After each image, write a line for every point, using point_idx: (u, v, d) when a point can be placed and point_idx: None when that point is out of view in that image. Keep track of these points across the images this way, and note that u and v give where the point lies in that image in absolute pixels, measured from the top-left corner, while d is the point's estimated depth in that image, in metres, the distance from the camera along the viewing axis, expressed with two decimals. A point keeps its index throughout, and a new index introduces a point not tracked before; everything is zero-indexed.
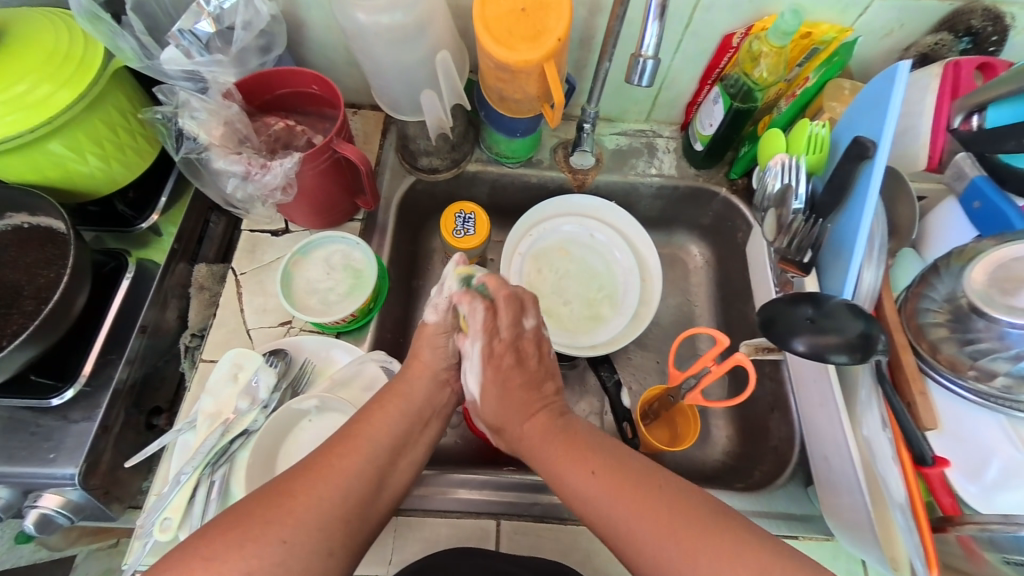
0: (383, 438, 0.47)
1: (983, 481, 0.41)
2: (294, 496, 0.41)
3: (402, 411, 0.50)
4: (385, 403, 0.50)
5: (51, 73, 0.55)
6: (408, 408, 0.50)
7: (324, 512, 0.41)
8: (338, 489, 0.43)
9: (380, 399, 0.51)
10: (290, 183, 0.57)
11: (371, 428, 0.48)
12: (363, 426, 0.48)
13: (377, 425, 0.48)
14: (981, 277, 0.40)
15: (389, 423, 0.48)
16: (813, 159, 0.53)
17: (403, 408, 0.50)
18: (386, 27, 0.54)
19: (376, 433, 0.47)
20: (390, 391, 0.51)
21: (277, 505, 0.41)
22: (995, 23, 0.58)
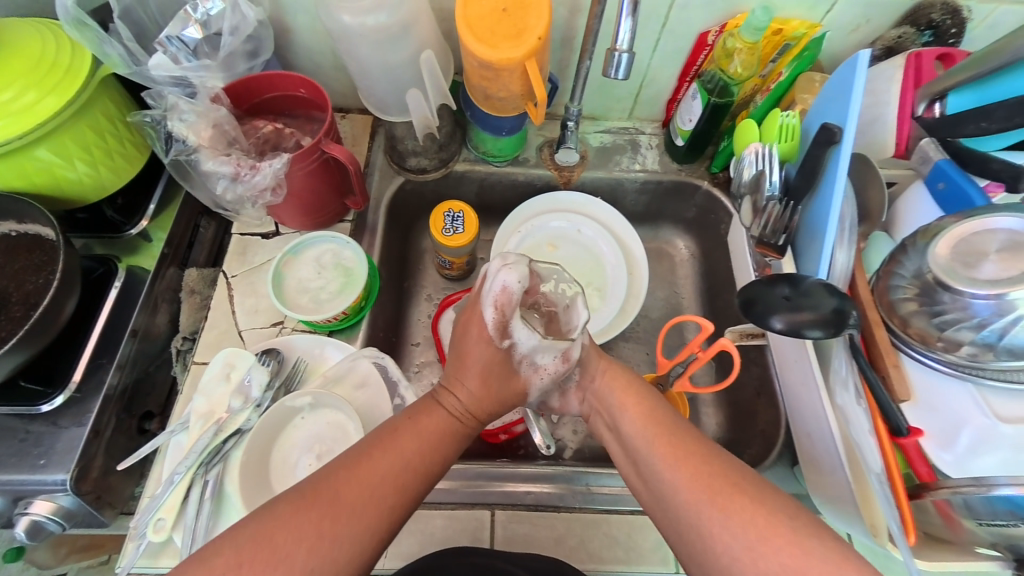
0: (420, 461, 0.46)
1: (954, 449, 0.42)
2: (335, 516, 0.41)
3: (438, 434, 0.49)
4: (424, 423, 0.49)
5: (37, 80, 0.56)
6: (450, 428, 0.50)
7: (358, 540, 0.41)
8: (377, 517, 0.42)
9: (416, 417, 0.49)
10: (279, 184, 0.59)
11: (417, 445, 0.47)
12: (411, 438, 0.47)
13: (421, 445, 0.47)
14: (945, 252, 0.42)
15: (434, 446, 0.48)
16: (785, 147, 0.55)
17: (441, 431, 0.49)
18: (371, 29, 0.56)
19: (422, 451, 0.47)
20: (425, 412, 0.50)
21: (311, 518, 0.40)
22: (953, 16, 0.61)
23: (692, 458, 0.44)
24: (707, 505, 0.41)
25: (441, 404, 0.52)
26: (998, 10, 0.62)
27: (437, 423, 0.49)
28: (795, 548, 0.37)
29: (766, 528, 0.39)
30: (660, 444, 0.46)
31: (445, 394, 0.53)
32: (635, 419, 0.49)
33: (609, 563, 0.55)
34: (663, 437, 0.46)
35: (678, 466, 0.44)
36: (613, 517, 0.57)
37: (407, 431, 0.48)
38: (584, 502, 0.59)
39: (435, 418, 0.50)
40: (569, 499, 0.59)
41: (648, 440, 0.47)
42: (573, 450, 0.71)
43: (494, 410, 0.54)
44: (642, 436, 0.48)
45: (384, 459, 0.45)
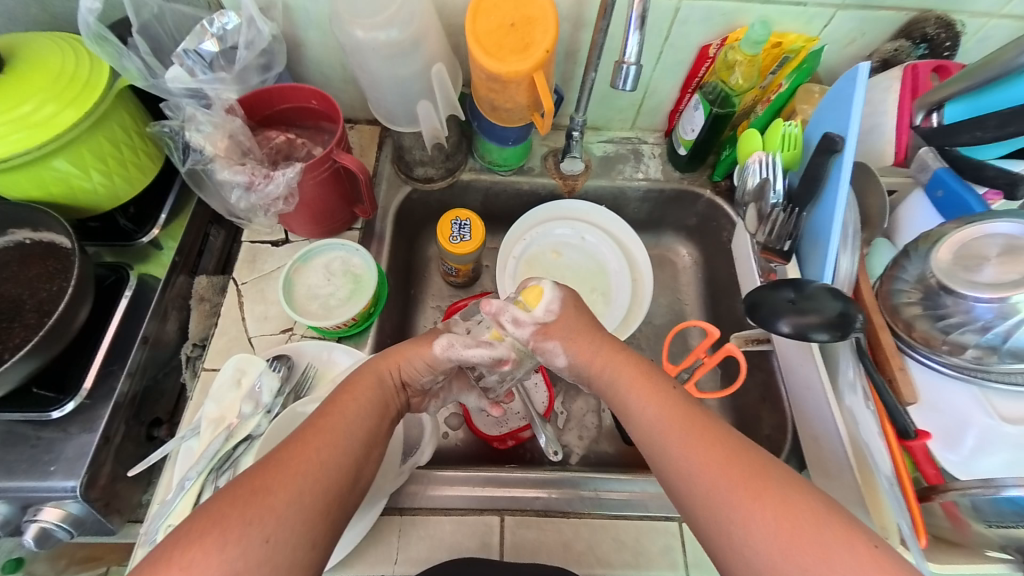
0: (355, 430, 0.44)
1: (960, 450, 0.43)
2: (271, 484, 0.38)
3: (368, 398, 0.47)
4: (350, 391, 0.47)
5: (56, 94, 0.57)
6: (384, 392, 0.49)
7: (295, 510, 0.37)
8: (314, 484, 0.39)
9: (343, 387, 0.48)
10: (291, 193, 0.60)
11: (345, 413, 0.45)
12: (347, 405, 0.45)
13: (353, 407, 0.45)
14: (946, 256, 0.43)
15: (360, 407, 0.46)
16: (788, 155, 0.57)
17: (372, 396, 0.47)
18: (382, 43, 0.57)
19: (355, 418, 0.45)
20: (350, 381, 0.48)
21: (250, 493, 0.37)
22: (947, 30, 0.63)
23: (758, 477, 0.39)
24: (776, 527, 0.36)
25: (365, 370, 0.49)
26: (988, 24, 0.64)
27: (365, 384, 0.48)
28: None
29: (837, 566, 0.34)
30: (704, 448, 0.41)
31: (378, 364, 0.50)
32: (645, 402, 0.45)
33: (617, 568, 0.55)
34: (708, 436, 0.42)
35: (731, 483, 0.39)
36: (621, 522, 0.58)
37: (340, 401, 0.46)
38: (593, 507, 0.59)
39: (366, 381, 0.48)
40: (577, 504, 0.59)
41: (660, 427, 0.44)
42: (579, 456, 0.72)
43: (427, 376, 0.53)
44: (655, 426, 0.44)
45: (318, 432, 0.42)
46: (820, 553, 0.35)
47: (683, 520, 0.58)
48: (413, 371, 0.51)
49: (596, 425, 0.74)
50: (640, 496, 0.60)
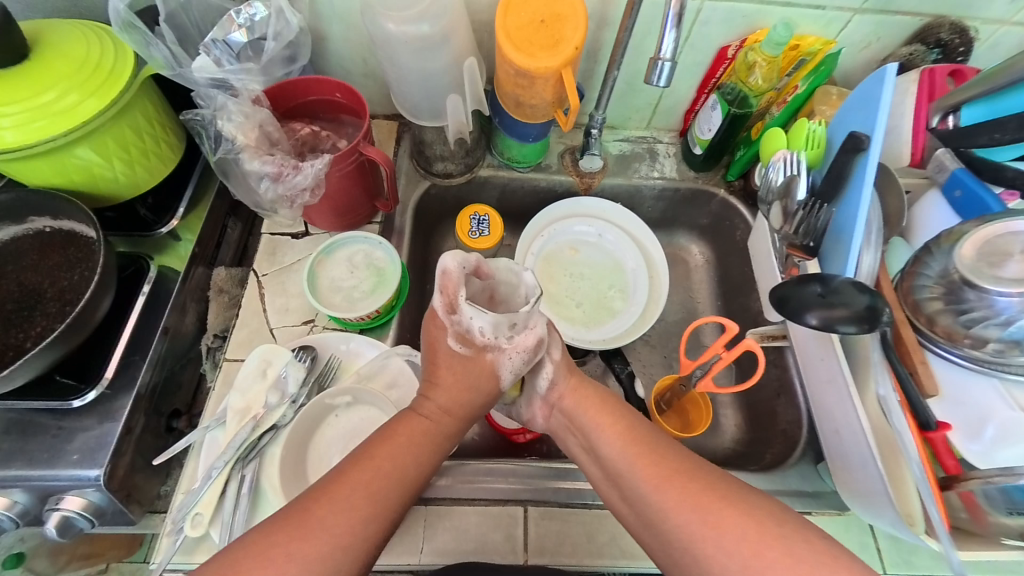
0: (398, 468, 0.47)
1: (982, 440, 0.45)
2: (323, 510, 0.43)
3: (419, 439, 0.50)
4: (401, 430, 0.50)
5: (79, 82, 0.57)
6: (430, 434, 0.51)
7: (331, 559, 0.41)
8: (355, 525, 0.43)
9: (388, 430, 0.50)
10: (318, 184, 0.60)
11: (393, 457, 0.47)
12: (397, 447, 0.48)
13: (407, 449, 0.49)
14: (969, 253, 0.45)
15: (410, 451, 0.49)
16: (812, 154, 0.58)
17: (422, 436, 0.50)
18: (412, 37, 0.58)
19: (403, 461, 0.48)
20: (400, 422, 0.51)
21: (305, 517, 0.42)
22: (960, 36, 0.65)
23: (678, 473, 0.46)
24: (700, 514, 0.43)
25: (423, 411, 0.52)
26: (999, 31, 0.66)
27: (419, 427, 0.51)
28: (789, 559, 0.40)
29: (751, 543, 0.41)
30: (679, 494, 0.45)
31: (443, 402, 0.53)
32: (614, 440, 0.51)
33: (640, 558, 0.56)
34: (671, 471, 0.46)
35: (666, 486, 0.45)
36: None
37: (388, 440, 0.49)
38: None
39: (412, 423, 0.51)
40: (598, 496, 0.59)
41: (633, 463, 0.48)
42: None
43: (466, 399, 0.54)
44: (624, 460, 0.49)
45: (375, 461, 0.47)
46: (785, 553, 0.40)
47: None
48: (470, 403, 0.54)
49: None
50: None
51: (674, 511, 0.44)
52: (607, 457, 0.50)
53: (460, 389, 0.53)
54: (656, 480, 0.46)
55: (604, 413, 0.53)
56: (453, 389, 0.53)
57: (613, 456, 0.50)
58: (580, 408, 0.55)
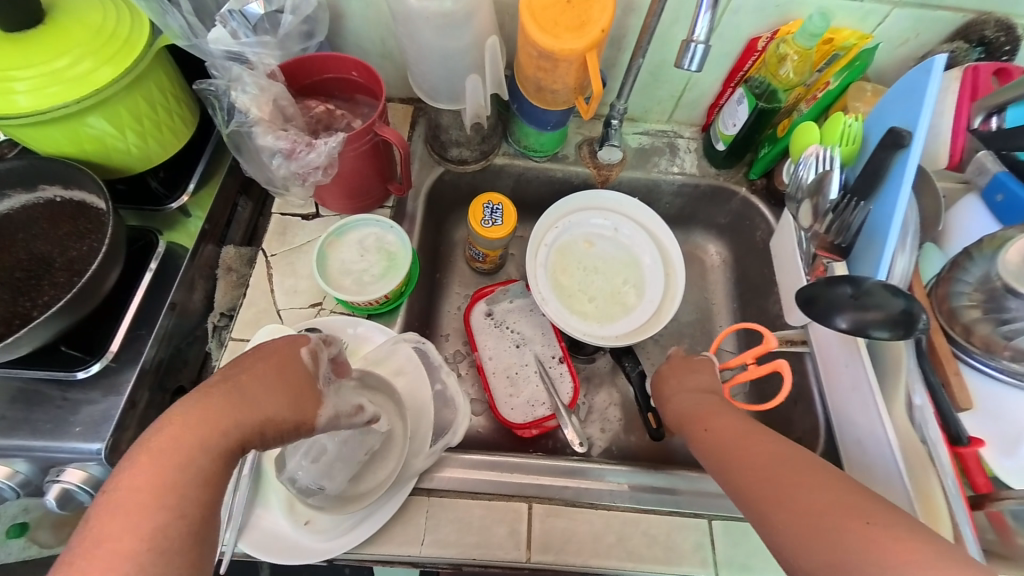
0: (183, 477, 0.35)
1: (1017, 457, 0.43)
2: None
3: (200, 435, 0.36)
4: (161, 442, 0.35)
5: (94, 49, 0.56)
6: (221, 430, 0.37)
7: None
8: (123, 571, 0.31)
9: (154, 438, 0.36)
10: (331, 163, 0.59)
11: (165, 469, 0.34)
12: (165, 453, 0.35)
13: (175, 455, 0.35)
14: (1015, 258, 0.43)
15: (182, 458, 0.35)
16: (846, 150, 0.56)
17: (204, 431, 0.36)
18: (434, 13, 0.56)
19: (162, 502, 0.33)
20: (173, 424, 0.36)
21: None
22: (1006, 33, 0.61)
23: (746, 448, 0.42)
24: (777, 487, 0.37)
25: (182, 417, 0.36)
26: None
27: (180, 443, 0.35)
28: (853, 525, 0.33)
29: (808, 514, 0.35)
30: (746, 467, 0.41)
31: (231, 398, 0.39)
32: (707, 429, 0.47)
33: (647, 561, 0.55)
34: (739, 447, 0.43)
35: (736, 463, 0.42)
36: (652, 516, 0.57)
37: (152, 451, 0.35)
38: (625, 500, 0.58)
39: (183, 423, 0.36)
40: (603, 496, 0.58)
41: (733, 442, 0.43)
42: (602, 449, 0.72)
43: (261, 402, 0.40)
44: (712, 447, 0.45)
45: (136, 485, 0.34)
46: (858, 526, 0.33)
47: (714, 519, 0.57)
48: (270, 413, 0.40)
49: (619, 417, 0.74)
50: (669, 492, 0.59)
51: (741, 486, 0.40)
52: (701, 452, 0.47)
53: (264, 389, 0.41)
54: (729, 458, 0.43)
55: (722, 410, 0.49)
56: (223, 392, 0.39)
57: (702, 433, 0.48)
58: (694, 409, 0.52)
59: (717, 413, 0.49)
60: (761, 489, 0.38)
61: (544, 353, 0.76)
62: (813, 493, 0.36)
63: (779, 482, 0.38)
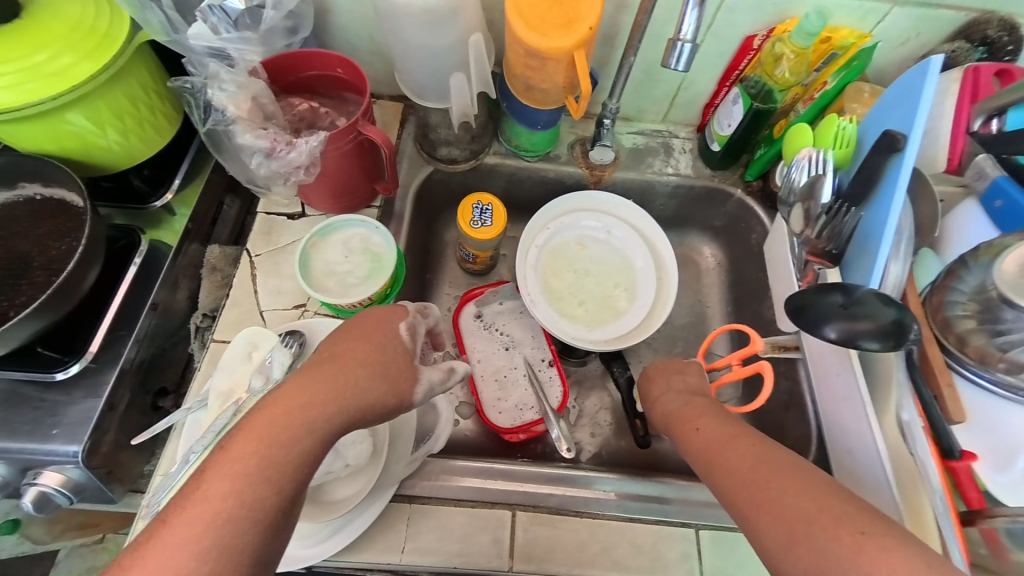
0: (294, 435, 0.40)
1: (1010, 473, 0.42)
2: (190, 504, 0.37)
3: (317, 403, 0.42)
4: (285, 401, 0.41)
5: (74, 44, 0.54)
6: (335, 401, 0.42)
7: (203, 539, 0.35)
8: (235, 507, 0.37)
9: (280, 395, 0.42)
10: (313, 162, 0.58)
11: (280, 426, 0.40)
12: (285, 411, 0.41)
13: (291, 416, 0.40)
14: (1012, 268, 0.41)
15: (296, 418, 0.40)
16: (840, 154, 0.54)
17: (323, 398, 0.42)
18: (418, 9, 0.54)
19: (270, 460, 0.38)
20: (299, 386, 0.42)
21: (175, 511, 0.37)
22: (1009, 33, 0.60)
23: (732, 450, 0.43)
24: (763, 495, 0.38)
25: (300, 385, 0.42)
26: None
27: (296, 405, 0.41)
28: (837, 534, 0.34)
29: (795, 523, 0.35)
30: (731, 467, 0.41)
31: (342, 373, 0.44)
32: (693, 428, 0.48)
33: (633, 571, 0.54)
34: (724, 447, 0.44)
35: (721, 463, 0.43)
36: (638, 525, 0.56)
37: (276, 406, 0.41)
38: (611, 508, 0.57)
39: (302, 389, 0.42)
40: (590, 504, 0.57)
41: (718, 443, 0.44)
42: (591, 454, 0.71)
43: (364, 384, 0.45)
44: (699, 447, 0.46)
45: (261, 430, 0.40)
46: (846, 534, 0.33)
47: (701, 528, 0.56)
48: (369, 393, 0.45)
49: (610, 422, 0.73)
50: (657, 500, 0.58)
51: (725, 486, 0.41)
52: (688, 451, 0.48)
53: (366, 371, 0.45)
54: (715, 457, 0.43)
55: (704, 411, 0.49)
56: (328, 373, 0.44)
57: (688, 432, 0.48)
58: (677, 408, 0.53)
59: (701, 415, 0.49)
60: (748, 497, 0.39)
61: (533, 357, 0.75)
62: (798, 499, 0.36)
63: (765, 484, 0.39)
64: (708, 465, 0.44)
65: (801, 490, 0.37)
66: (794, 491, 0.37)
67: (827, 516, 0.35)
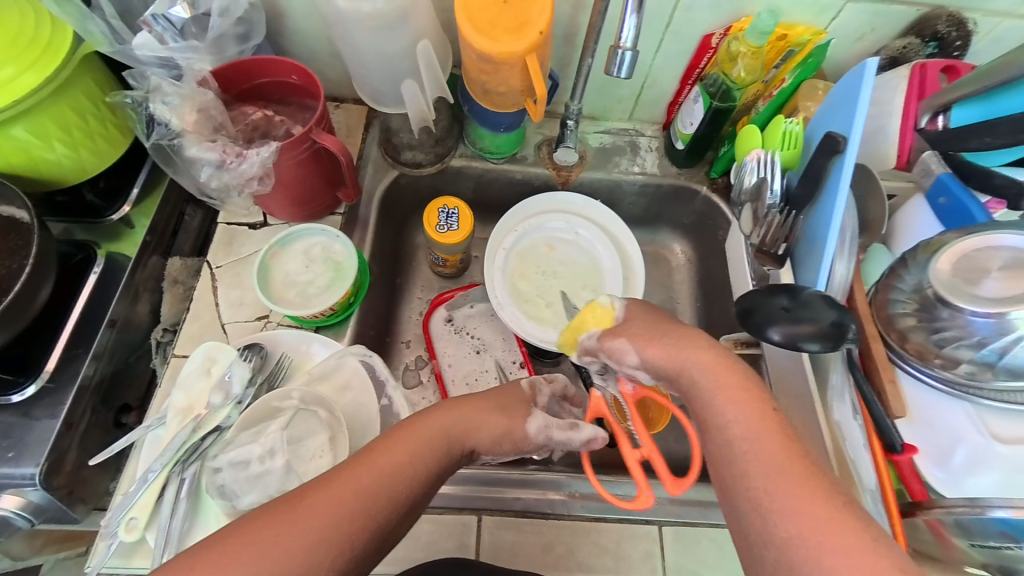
0: (423, 460, 0.43)
1: (950, 468, 0.44)
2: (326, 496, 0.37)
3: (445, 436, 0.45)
4: (418, 429, 0.44)
5: (13, 55, 0.53)
6: (459, 440, 0.46)
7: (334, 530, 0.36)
8: (367, 514, 0.38)
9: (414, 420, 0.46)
10: (267, 173, 0.57)
11: (416, 447, 0.43)
12: (424, 434, 0.44)
13: (427, 445, 0.44)
14: (946, 268, 0.43)
15: (429, 447, 0.44)
16: (788, 154, 0.56)
17: (455, 433, 0.46)
18: (365, 15, 0.54)
19: (396, 487, 0.40)
20: (435, 416, 0.46)
21: (310, 495, 0.37)
22: (958, 28, 0.60)
23: (815, 474, 0.32)
24: (794, 497, 0.32)
25: (437, 415, 0.46)
26: (1002, 24, 0.62)
27: (432, 432, 0.45)
28: (859, 560, 0.29)
29: None
30: (807, 497, 0.31)
31: (471, 415, 0.48)
32: (735, 411, 0.36)
33: (595, 571, 0.55)
34: (803, 463, 0.33)
35: (800, 489, 0.32)
36: (602, 525, 0.57)
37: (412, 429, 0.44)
38: (573, 508, 0.58)
39: (433, 420, 0.46)
40: (558, 506, 0.58)
41: (781, 454, 0.34)
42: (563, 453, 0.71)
43: (485, 423, 0.49)
44: (749, 438, 0.35)
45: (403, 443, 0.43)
46: None
47: (664, 525, 0.57)
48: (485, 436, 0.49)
49: None
50: (623, 500, 0.59)
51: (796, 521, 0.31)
52: (718, 429, 0.37)
53: (489, 412, 0.50)
54: (788, 471, 0.33)
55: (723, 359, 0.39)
56: (459, 409, 0.48)
57: (724, 410, 0.37)
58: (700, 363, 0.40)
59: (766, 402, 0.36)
60: (785, 502, 0.32)
61: (504, 359, 0.75)
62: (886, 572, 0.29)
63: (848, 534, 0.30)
64: (769, 472, 0.33)
65: (848, 520, 0.30)
66: (842, 517, 0.30)
67: (853, 538, 0.30)
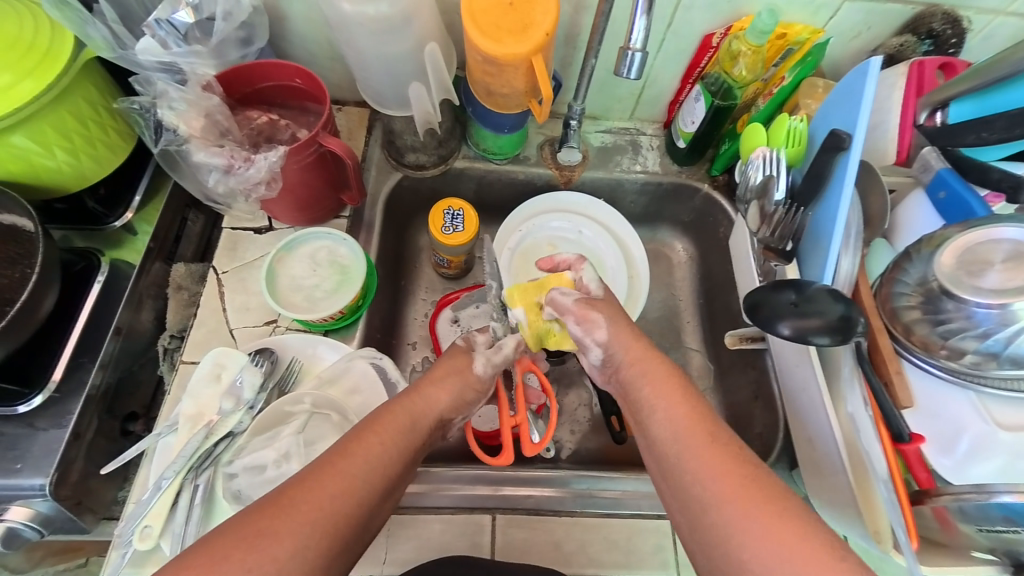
0: (394, 446, 0.44)
1: (954, 455, 0.45)
2: (308, 495, 0.37)
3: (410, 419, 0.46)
4: (384, 421, 0.45)
5: (10, 63, 0.52)
6: (423, 421, 0.47)
7: (326, 525, 0.36)
8: (349, 502, 0.39)
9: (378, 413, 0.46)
10: (274, 177, 0.57)
11: (389, 435, 0.44)
12: (390, 423, 0.45)
13: (397, 430, 0.45)
14: (949, 261, 0.44)
15: (401, 432, 0.45)
16: (792, 151, 0.57)
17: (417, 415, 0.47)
18: (370, 18, 0.54)
19: (369, 471, 0.41)
20: (396, 404, 0.47)
21: (293, 495, 0.37)
22: (952, 26, 0.62)
23: (737, 466, 0.39)
24: (729, 493, 0.37)
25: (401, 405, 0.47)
26: (994, 22, 0.63)
27: (401, 420, 0.46)
28: (785, 531, 0.35)
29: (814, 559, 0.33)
30: (727, 480, 0.38)
31: (430, 393, 0.50)
32: (666, 415, 0.43)
33: (607, 565, 0.55)
34: (727, 458, 0.39)
35: (726, 477, 0.38)
36: (613, 521, 0.57)
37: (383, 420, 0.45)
38: (583, 505, 0.58)
39: (398, 414, 0.46)
40: (569, 504, 0.58)
41: (701, 449, 0.40)
42: (571, 451, 0.72)
43: (449, 402, 0.50)
44: (677, 440, 0.42)
45: (372, 432, 0.43)
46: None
47: None
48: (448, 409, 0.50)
49: (588, 419, 0.74)
50: (634, 496, 0.60)
51: (721, 503, 0.37)
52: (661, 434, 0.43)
53: (445, 390, 0.51)
54: (714, 463, 0.39)
55: (663, 374, 0.46)
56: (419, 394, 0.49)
57: (664, 418, 0.43)
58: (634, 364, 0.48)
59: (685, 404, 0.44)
60: (710, 485, 0.38)
61: None
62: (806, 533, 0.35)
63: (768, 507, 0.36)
64: (695, 466, 0.40)
65: (766, 498, 0.37)
66: (756, 495, 0.37)
67: (777, 511, 0.36)
